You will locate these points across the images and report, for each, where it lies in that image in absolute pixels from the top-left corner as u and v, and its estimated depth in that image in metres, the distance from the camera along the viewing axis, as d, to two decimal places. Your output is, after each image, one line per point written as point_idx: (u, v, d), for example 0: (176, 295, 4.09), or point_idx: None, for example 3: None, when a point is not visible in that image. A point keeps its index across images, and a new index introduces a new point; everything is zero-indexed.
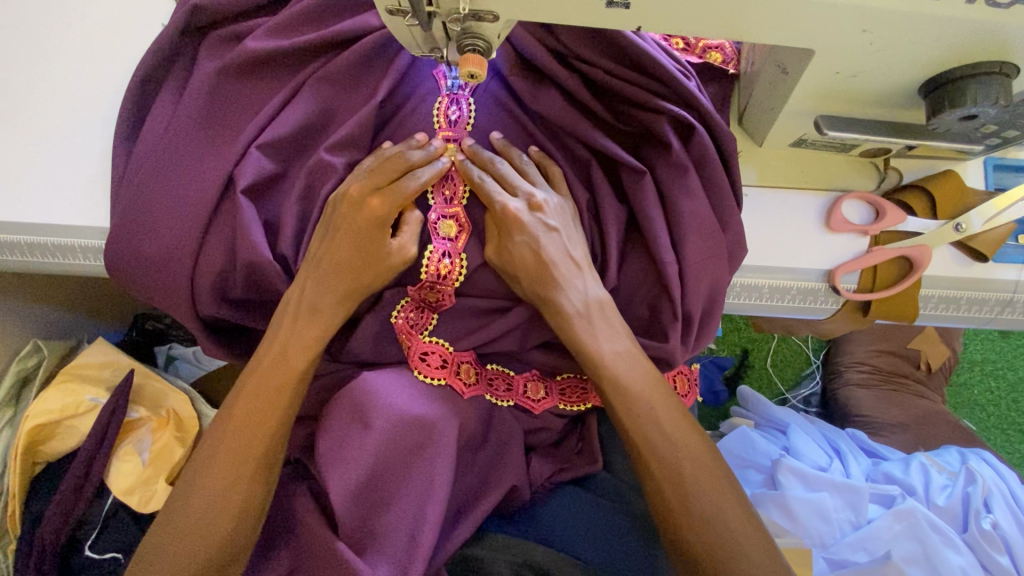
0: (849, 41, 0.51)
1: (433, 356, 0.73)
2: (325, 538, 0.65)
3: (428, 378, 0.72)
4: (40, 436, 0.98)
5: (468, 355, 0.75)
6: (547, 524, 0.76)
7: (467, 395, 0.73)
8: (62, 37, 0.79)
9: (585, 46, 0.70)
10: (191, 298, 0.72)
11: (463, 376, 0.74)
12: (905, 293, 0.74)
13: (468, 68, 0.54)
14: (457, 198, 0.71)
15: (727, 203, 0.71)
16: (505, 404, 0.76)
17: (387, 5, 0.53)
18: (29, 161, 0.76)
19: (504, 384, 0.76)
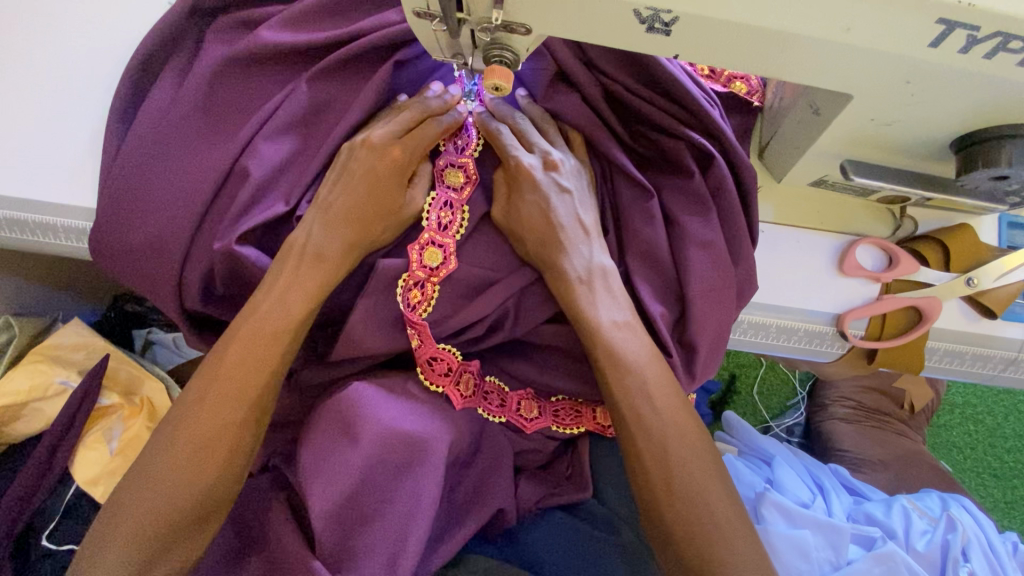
0: (890, 90, 0.49)
1: (441, 363, 0.71)
2: (301, 555, 0.62)
3: (433, 385, 0.71)
4: (3, 418, 0.93)
5: (471, 367, 0.73)
6: (531, 553, 0.73)
7: (460, 407, 0.71)
8: (63, 4, 0.75)
9: (612, 62, 0.68)
10: (176, 292, 0.69)
11: (462, 388, 0.72)
12: (912, 344, 0.73)
13: (494, 80, 0.52)
14: (469, 149, 0.71)
15: (739, 236, 0.69)
16: (497, 419, 0.74)
17: (415, 7, 0.50)
18: (15, 131, 0.72)
19: (498, 399, 0.74)
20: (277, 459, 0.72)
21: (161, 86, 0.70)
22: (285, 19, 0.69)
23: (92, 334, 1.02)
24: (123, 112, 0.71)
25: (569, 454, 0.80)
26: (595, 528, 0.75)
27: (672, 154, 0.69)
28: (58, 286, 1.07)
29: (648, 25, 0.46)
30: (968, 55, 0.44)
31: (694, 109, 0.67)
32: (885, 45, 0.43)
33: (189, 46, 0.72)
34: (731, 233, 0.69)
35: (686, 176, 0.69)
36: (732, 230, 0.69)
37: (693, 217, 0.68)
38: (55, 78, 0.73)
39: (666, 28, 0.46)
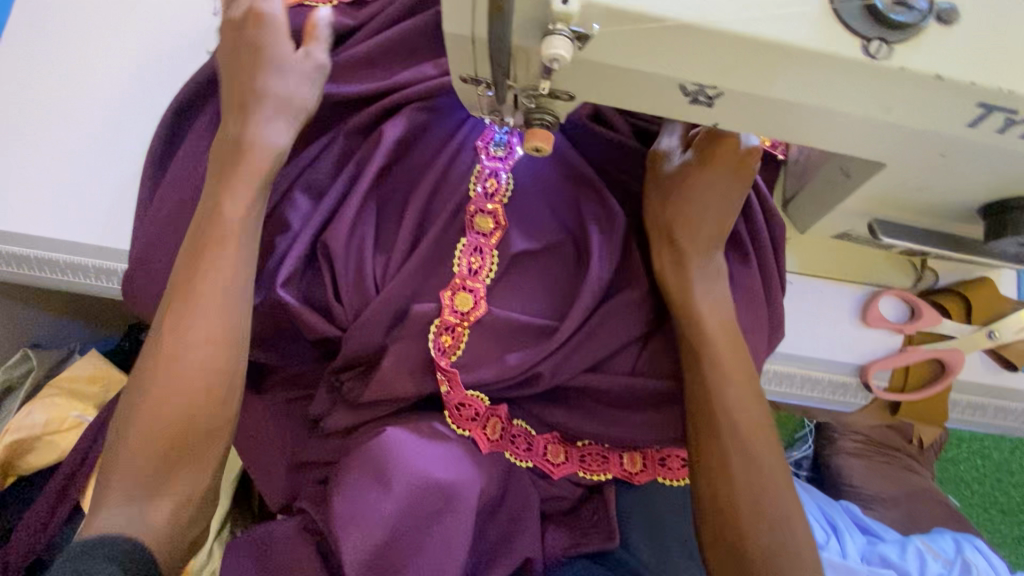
0: (924, 161, 0.50)
1: (470, 408, 0.71)
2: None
3: (459, 428, 0.71)
4: (17, 452, 0.92)
5: (500, 410, 0.72)
6: None
7: (485, 452, 0.71)
8: (102, 47, 0.77)
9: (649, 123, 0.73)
10: None
11: (488, 432, 0.72)
12: (936, 396, 0.73)
13: (534, 142, 0.53)
14: (497, 194, 0.72)
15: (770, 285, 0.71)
16: (523, 464, 0.73)
17: (462, 74, 0.51)
18: (51, 172, 0.73)
19: (525, 443, 0.74)
20: (302, 504, 0.71)
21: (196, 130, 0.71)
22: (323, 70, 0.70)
23: (108, 364, 1.00)
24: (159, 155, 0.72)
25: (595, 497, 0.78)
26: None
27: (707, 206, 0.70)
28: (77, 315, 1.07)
29: (693, 98, 0.47)
30: (1004, 135, 0.45)
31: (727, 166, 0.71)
32: (925, 123, 0.45)
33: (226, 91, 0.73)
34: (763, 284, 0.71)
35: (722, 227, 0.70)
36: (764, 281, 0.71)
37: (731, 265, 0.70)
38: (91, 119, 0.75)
39: (710, 100, 0.47)
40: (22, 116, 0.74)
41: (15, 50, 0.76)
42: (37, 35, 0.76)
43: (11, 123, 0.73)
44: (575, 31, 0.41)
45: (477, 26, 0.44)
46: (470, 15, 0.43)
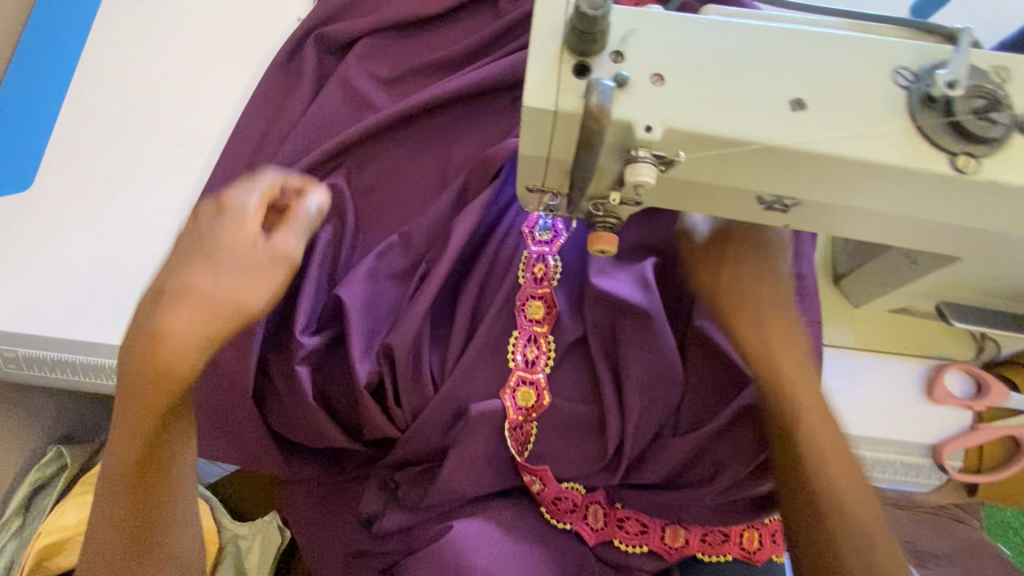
0: (1004, 254, 0.49)
1: (566, 501, 0.68)
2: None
3: (557, 522, 0.68)
4: (45, 556, 0.88)
5: (599, 495, 0.70)
6: None
7: (592, 543, 0.68)
8: (153, 141, 0.77)
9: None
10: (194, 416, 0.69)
11: (592, 521, 0.69)
12: (1014, 476, 0.70)
13: (600, 246, 0.52)
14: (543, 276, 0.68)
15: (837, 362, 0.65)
16: (635, 550, 0.69)
17: (528, 184, 0.50)
18: (101, 272, 0.72)
19: (635, 526, 0.70)
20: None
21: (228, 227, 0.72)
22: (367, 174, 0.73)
23: None
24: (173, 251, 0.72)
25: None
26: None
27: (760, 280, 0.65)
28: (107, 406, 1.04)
29: (767, 206, 0.46)
30: None
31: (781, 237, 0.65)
32: (1006, 229, 0.44)
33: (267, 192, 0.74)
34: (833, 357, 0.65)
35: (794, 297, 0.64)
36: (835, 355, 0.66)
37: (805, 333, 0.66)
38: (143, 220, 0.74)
39: (785, 208, 0.46)
40: (75, 219, 0.74)
41: (69, 156, 0.77)
42: (89, 140, 0.78)
43: (64, 228, 0.74)
44: (658, 156, 0.41)
45: (556, 146, 0.43)
46: (549, 137, 0.43)
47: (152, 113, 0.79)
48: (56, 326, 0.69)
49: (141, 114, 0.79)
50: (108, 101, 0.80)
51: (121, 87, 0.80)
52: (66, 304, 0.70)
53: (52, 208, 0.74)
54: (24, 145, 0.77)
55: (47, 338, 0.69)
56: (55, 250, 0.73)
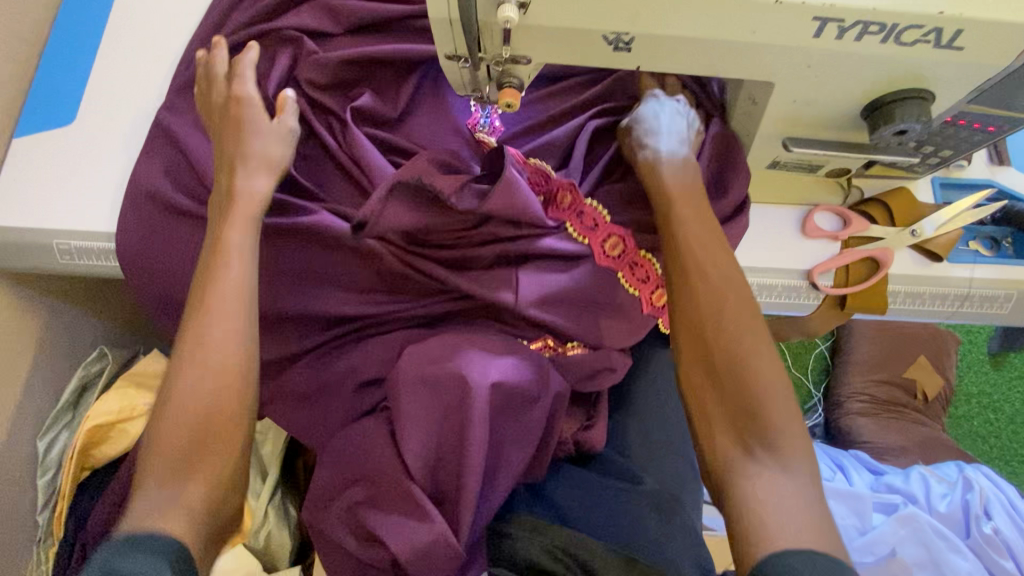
0: (798, 72, 0.66)
1: (587, 216, 0.85)
2: (400, 486, 0.75)
3: (576, 234, 0.85)
4: (94, 439, 1.07)
5: (620, 230, 0.85)
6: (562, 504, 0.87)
7: (602, 262, 0.85)
8: (162, 79, 0.97)
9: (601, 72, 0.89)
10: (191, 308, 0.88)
11: (608, 247, 0.85)
12: (875, 288, 0.85)
13: (505, 99, 0.69)
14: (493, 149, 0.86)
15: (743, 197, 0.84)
16: (632, 288, 0.85)
17: (446, 52, 0.68)
18: (129, 180, 0.91)
19: (643, 273, 0.85)
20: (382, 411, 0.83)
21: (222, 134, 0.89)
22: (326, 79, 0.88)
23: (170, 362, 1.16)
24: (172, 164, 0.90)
25: (599, 401, 0.91)
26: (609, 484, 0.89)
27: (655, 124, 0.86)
28: (130, 325, 1.22)
29: (615, 45, 0.64)
30: (842, 39, 0.61)
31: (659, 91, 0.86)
32: (779, 41, 0.62)
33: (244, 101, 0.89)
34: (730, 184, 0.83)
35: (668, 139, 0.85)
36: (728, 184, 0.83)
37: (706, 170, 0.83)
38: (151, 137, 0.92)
39: (627, 46, 0.64)
40: (105, 142, 0.93)
41: (95, 96, 0.96)
42: (108, 82, 0.97)
43: (97, 151, 0.93)
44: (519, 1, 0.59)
45: (452, 7, 0.61)
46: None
47: (159, 57, 0.98)
48: (99, 223, 0.89)
49: (150, 59, 0.98)
50: (119, 49, 0.98)
51: (129, 37, 0.99)
52: (104, 204, 0.90)
53: (85, 136, 0.94)
54: (57, 90, 0.96)
55: (94, 232, 0.89)
56: (93, 168, 0.92)
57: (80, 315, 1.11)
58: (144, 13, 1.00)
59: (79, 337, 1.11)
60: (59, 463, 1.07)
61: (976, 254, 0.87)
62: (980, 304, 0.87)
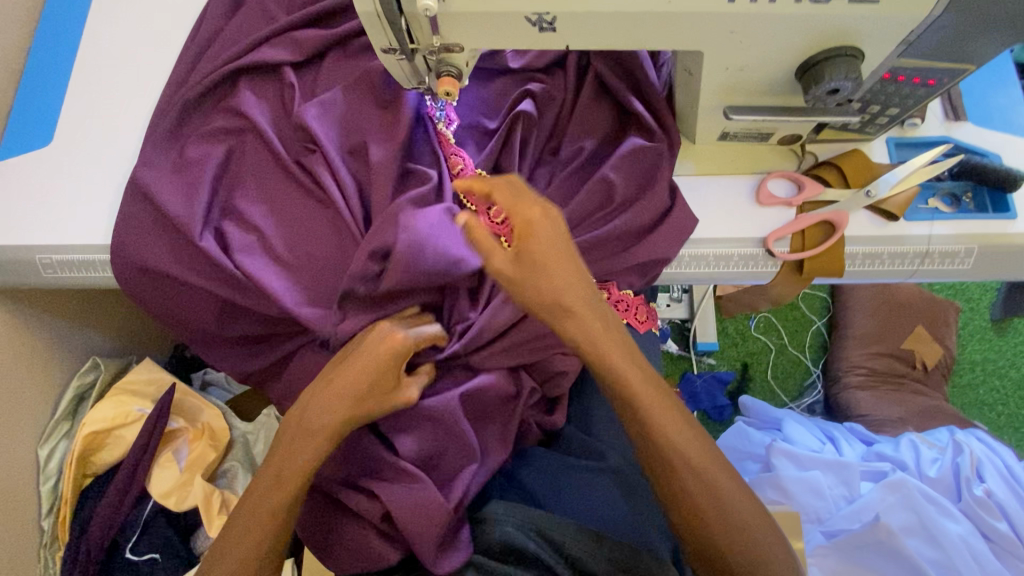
0: (723, 40, 0.68)
1: None
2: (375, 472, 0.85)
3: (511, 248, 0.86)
4: (92, 447, 1.11)
5: None
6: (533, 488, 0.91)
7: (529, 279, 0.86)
8: (129, 94, 1.01)
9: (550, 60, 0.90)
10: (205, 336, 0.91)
11: None
12: (832, 251, 0.86)
13: (444, 87, 0.72)
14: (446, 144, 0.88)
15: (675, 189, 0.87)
16: None
17: (382, 47, 0.70)
18: (102, 192, 0.95)
19: None
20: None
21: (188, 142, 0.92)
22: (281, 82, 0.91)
23: (162, 370, 1.21)
24: (151, 229, 0.89)
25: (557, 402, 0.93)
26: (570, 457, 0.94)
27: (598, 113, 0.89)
28: (122, 337, 1.26)
29: (539, 26, 0.66)
30: (759, 3, 0.62)
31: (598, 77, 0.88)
32: (698, 8, 0.63)
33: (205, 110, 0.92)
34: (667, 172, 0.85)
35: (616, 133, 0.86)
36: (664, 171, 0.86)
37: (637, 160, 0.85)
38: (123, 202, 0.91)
39: (551, 25, 0.66)
40: (78, 158, 0.97)
41: (69, 116, 1.00)
42: (79, 102, 1.00)
43: (73, 167, 0.97)
44: None
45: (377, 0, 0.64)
46: None
47: (127, 74, 1.02)
48: (78, 235, 0.93)
49: (119, 77, 1.02)
50: (92, 70, 1.02)
51: (101, 59, 1.03)
52: (79, 217, 0.94)
53: (61, 153, 0.97)
54: (33, 112, 1.00)
55: (72, 244, 0.92)
56: (70, 184, 0.96)
57: (74, 328, 1.15)
58: (115, 36, 1.05)
59: (73, 349, 1.15)
60: (59, 471, 1.11)
61: (935, 211, 0.87)
62: (941, 261, 0.87)
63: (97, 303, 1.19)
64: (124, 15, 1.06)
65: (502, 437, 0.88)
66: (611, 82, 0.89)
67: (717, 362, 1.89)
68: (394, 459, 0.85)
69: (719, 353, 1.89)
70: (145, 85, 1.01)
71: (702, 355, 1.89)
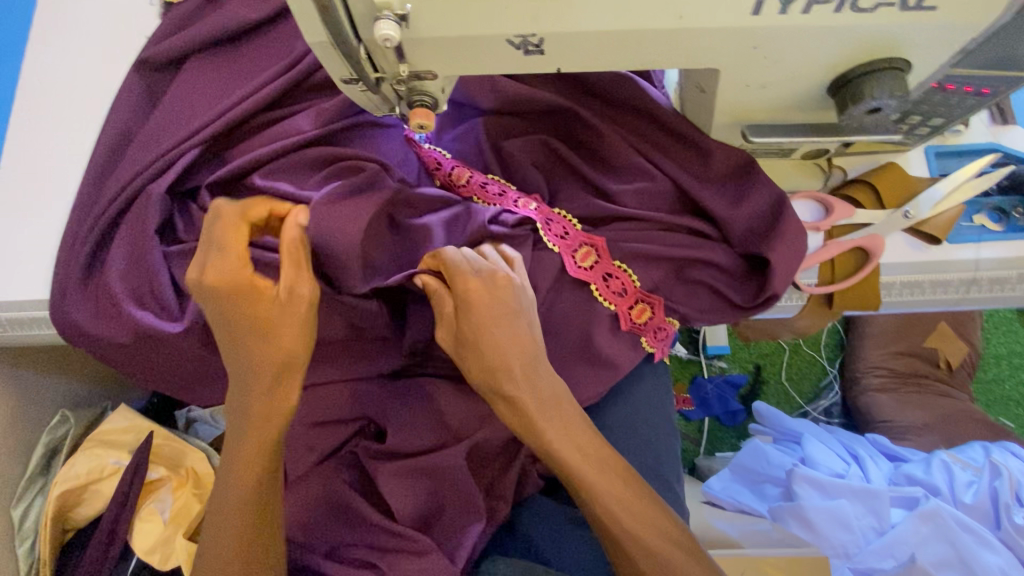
0: (744, 56, 0.57)
1: (557, 225, 0.76)
2: (362, 533, 0.79)
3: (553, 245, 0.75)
4: (67, 504, 1.04)
5: (594, 240, 0.75)
6: (537, 545, 0.83)
7: (573, 273, 0.74)
8: (71, 126, 0.90)
9: (513, 92, 0.76)
10: (173, 382, 0.86)
11: (578, 257, 0.75)
12: (866, 282, 0.76)
13: (417, 119, 0.61)
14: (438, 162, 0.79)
15: (769, 221, 0.73)
16: (607, 304, 0.75)
17: (341, 76, 0.60)
18: (50, 240, 0.86)
19: (618, 286, 0.75)
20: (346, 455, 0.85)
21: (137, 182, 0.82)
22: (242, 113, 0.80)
23: (137, 415, 1.13)
24: (97, 301, 0.81)
25: None
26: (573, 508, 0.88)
27: (569, 135, 0.79)
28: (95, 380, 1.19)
29: (524, 49, 0.56)
30: (789, 14, 0.51)
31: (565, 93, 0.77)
32: (715, 21, 0.52)
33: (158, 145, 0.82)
34: (734, 206, 0.74)
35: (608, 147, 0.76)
36: (732, 204, 0.74)
37: (700, 195, 0.75)
38: (61, 268, 0.81)
39: (539, 47, 0.55)
40: (18, 202, 0.87)
41: (8, 152, 0.89)
42: (19, 136, 0.90)
43: (16, 212, 0.87)
44: (398, 13, 0.51)
45: (327, 28, 0.53)
46: (320, 21, 0.53)
47: (67, 104, 0.91)
48: (24, 291, 0.84)
49: (61, 107, 0.91)
50: (31, 98, 0.92)
51: (40, 85, 0.92)
52: (25, 269, 0.85)
53: (2, 196, 0.88)
54: None
55: (20, 300, 0.84)
56: (14, 232, 0.86)
57: (41, 378, 1.07)
58: (54, 57, 0.94)
59: (40, 400, 1.07)
60: (36, 531, 1.04)
61: (982, 231, 0.77)
62: (988, 289, 0.78)
63: (63, 350, 1.11)
64: (62, 31, 0.95)
65: (500, 489, 0.83)
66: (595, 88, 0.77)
67: (727, 366, 1.80)
68: (393, 525, 0.77)
69: (730, 357, 1.80)
70: (91, 116, 0.91)
71: (712, 358, 1.80)
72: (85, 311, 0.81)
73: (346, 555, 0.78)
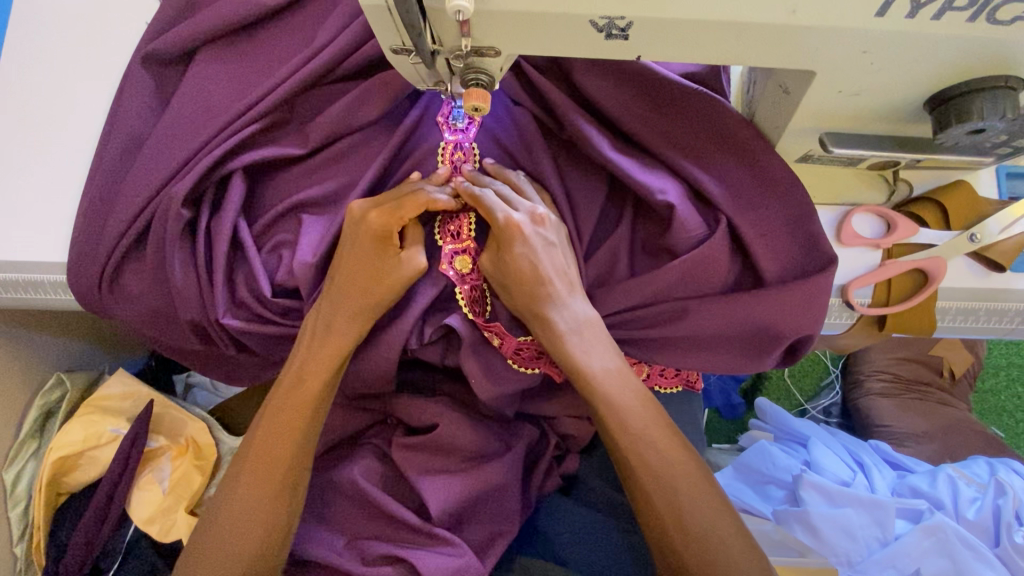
0: (849, 61, 0.51)
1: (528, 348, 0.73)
2: (393, 524, 0.75)
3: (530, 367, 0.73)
4: (63, 468, 1.00)
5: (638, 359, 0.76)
6: (554, 544, 0.82)
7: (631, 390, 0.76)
8: (69, 73, 0.82)
9: (566, 100, 0.69)
10: (246, 376, 0.89)
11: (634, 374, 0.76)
12: (921, 305, 0.73)
13: (472, 102, 0.54)
14: (463, 232, 0.70)
15: (813, 262, 0.68)
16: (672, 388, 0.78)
17: (392, 45, 0.53)
18: (48, 197, 0.79)
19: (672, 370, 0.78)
20: (367, 442, 0.81)
21: (148, 148, 0.75)
22: (266, 84, 0.73)
23: (135, 381, 1.08)
24: (148, 315, 0.79)
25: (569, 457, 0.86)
26: (593, 509, 0.86)
27: (615, 133, 0.71)
28: (88, 341, 1.14)
29: (607, 32, 0.49)
30: (915, 18, 0.46)
31: (620, 85, 0.69)
32: (832, 19, 0.46)
33: (177, 110, 0.75)
34: (763, 233, 0.68)
35: (667, 149, 0.68)
36: (764, 229, 0.68)
37: (743, 229, 0.68)
38: (87, 268, 0.76)
39: (623, 32, 0.49)
40: (12, 152, 0.80)
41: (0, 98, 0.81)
42: (12, 82, 0.82)
43: (10, 163, 0.79)
44: None
45: None
46: None
47: (65, 46, 0.82)
48: (21, 251, 0.77)
49: (59, 50, 0.82)
50: (26, 39, 0.83)
51: (35, 25, 0.83)
52: (22, 227, 0.78)
53: None
54: None
55: (16, 262, 0.77)
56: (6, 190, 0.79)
57: (37, 338, 1.02)
58: None
59: (35, 362, 1.02)
60: (29, 495, 1.00)
61: None
62: None
63: (57, 310, 1.05)
64: None
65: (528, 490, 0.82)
66: (655, 83, 0.69)
67: None
68: (420, 523, 0.74)
69: None
70: (92, 63, 0.82)
71: None
72: (142, 324, 0.80)
73: (357, 547, 0.74)
